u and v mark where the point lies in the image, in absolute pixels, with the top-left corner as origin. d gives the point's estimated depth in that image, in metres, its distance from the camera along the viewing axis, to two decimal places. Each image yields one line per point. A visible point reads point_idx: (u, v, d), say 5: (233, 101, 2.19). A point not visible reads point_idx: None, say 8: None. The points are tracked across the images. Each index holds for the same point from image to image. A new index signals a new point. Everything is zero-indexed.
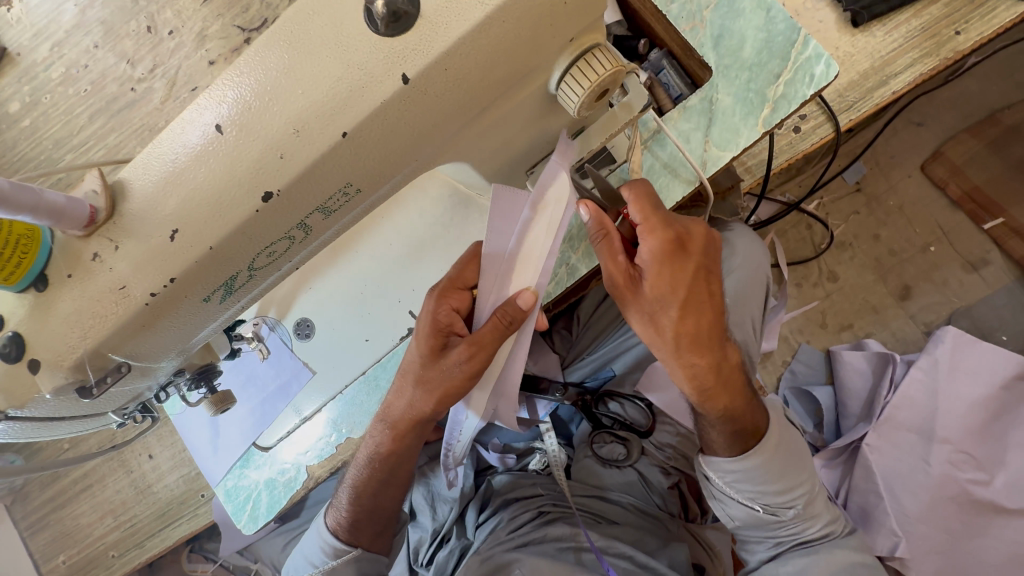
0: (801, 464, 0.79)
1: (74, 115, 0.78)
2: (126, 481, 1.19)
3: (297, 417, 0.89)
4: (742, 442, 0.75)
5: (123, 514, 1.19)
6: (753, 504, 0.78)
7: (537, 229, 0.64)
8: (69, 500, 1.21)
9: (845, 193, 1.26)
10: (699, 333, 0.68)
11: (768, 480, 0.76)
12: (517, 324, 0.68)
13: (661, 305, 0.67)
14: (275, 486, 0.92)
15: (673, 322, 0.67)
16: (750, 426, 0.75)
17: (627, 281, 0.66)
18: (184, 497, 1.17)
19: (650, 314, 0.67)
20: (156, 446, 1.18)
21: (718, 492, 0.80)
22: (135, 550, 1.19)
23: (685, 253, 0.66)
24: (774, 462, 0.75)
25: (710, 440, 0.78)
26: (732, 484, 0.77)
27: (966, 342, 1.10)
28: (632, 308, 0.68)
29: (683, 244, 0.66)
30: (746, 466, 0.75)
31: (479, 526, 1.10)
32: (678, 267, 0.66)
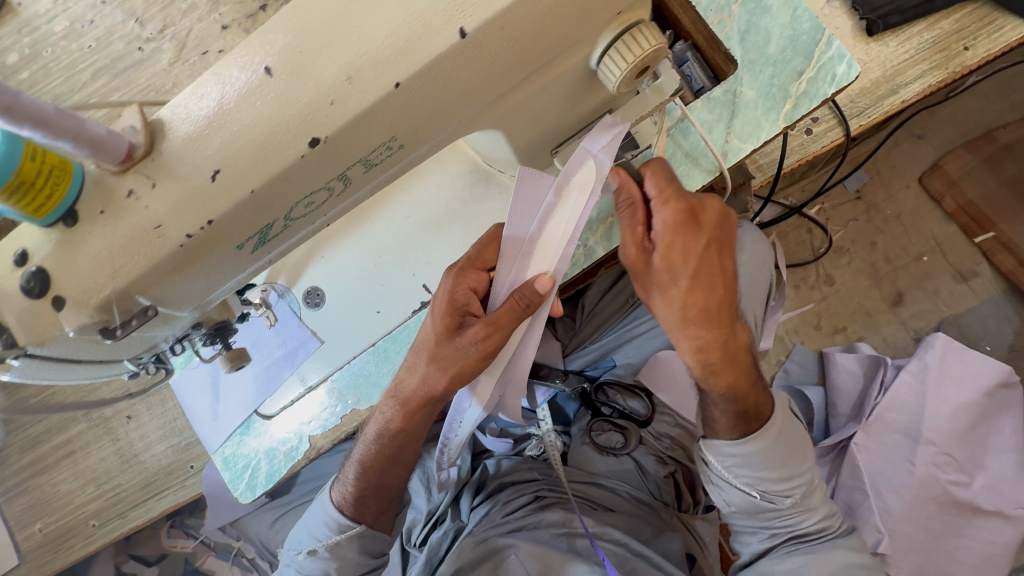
0: (804, 455, 0.81)
1: (75, 70, 0.75)
2: (112, 450, 1.15)
3: (303, 386, 0.88)
4: (745, 425, 0.77)
5: (107, 483, 1.16)
6: (752, 490, 0.80)
7: (561, 213, 0.65)
8: (48, 467, 1.17)
9: (845, 200, 1.30)
10: (710, 306, 0.69)
11: (768, 468, 0.77)
12: (534, 307, 0.67)
13: (672, 277, 0.68)
14: (276, 456, 0.91)
15: (683, 295, 0.68)
16: (752, 409, 0.77)
17: (640, 254, 0.68)
18: (172, 468, 1.15)
19: (660, 287, 0.69)
20: (145, 415, 1.15)
21: (718, 477, 0.82)
22: (117, 520, 1.16)
23: (698, 227, 0.67)
24: (774, 450, 0.77)
25: (714, 423, 0.80)
26: (731, 468, 0.79)
27: (954, 348, 1.14)
28: (643, 278, 0.70)
29: (700, 218, 0.67)
30: (746, 450, 0.76)
31: (473, 509, 1.10)
32: (693, 240, 0.67)
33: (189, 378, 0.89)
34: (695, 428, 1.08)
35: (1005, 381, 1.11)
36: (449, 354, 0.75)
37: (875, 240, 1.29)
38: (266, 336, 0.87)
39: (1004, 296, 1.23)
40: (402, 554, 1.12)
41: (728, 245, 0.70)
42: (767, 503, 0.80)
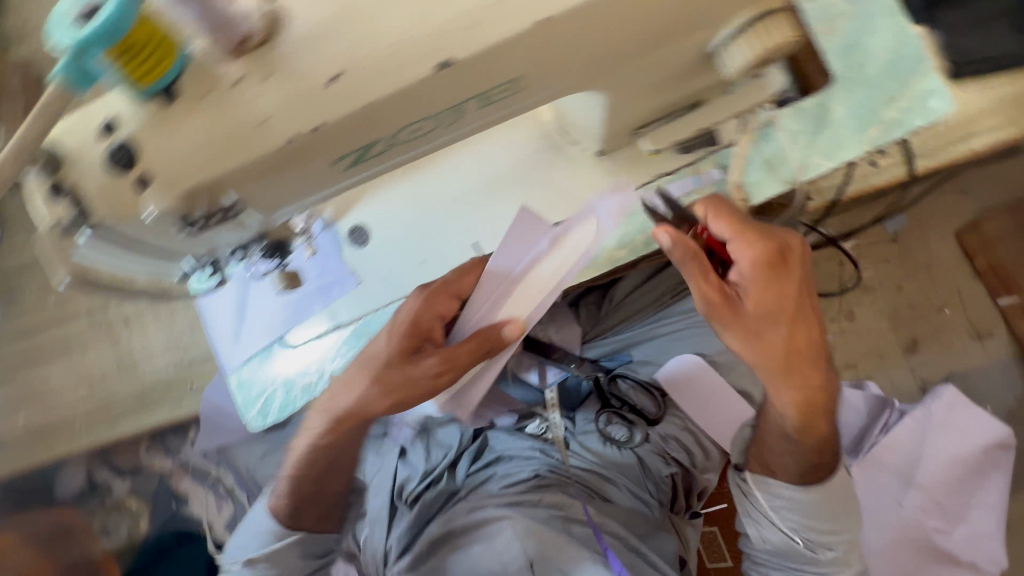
0: (855, 514, 0.87)
1: None
2: (112, 354, 1.12)
3: (333, 322, 0.84)
4: (811, 475, 0.84)
5: (101, 387, 1.13)
6: (795, 535, 0.87)
7: (550, 261, 0.74)
8: (43, 361, 1.14)
9: (881, 240, 1.31)
10: (800, 346, 0.74)
11: (817, 516, 0.85)
12: (494, 352, 0.74)
13: (768, 323, 0.73)
14: (292, 390, 0.87)
15: (781, 338, 0.73)
16: (824, 460, 0.83)
17: (726, 300, 0.73)
18: (170, 384, 1.12)
19: (755, 331, 0.73)
20: (153, 326, 1.13)
21: (759, 512, 0.90)
22: (106, 426, 1.13)
23: (786, 267, 0.73)
24: (830, 502, 0.84)
25: (783, 465, 0.85)
26: (775, 506, 0.87)
27: (963, 403, 1.15)
28: (738, 326, 0.73)
29: (785, 257, 0.73)
30: (802, 496, 0.84)
31: (471, 476, 1.12)
32: (785, 282, 0.73)
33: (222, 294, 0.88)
34: (705, 436, 1.08)
35: (1003, 442, 1.13)
36: (394, 376, 0.76)
37: (902, 285, 1.30)
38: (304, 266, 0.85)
39: (1015, 361, 1.25)
40: (389, 510, 1.11)
41: (807, 276, 0.75)
42: (805, 550, 0.87)
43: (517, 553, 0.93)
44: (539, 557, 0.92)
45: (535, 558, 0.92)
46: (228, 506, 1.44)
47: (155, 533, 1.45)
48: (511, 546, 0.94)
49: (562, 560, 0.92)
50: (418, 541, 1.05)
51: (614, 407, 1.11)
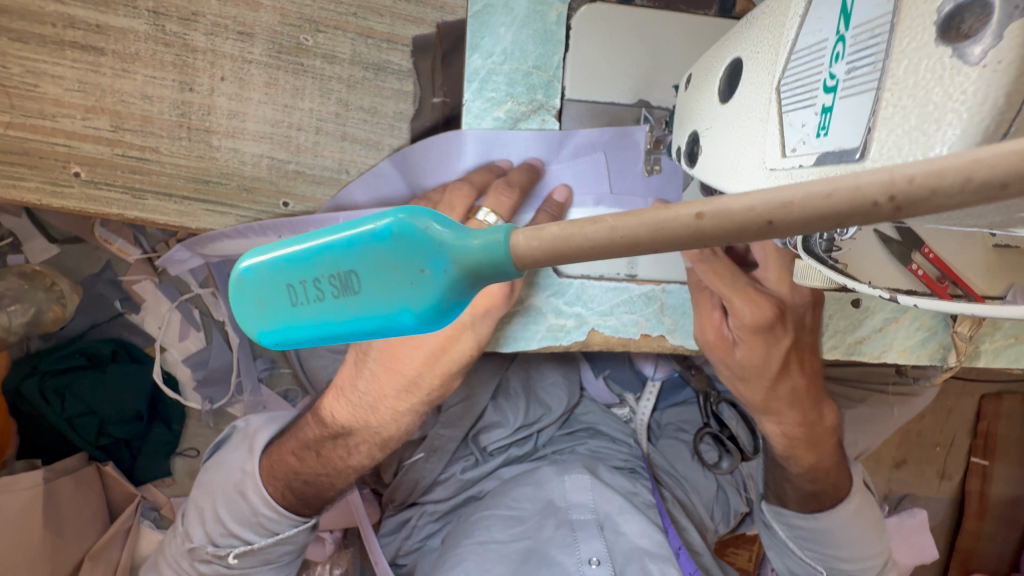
0: (875, 534, 0.79)
1: None
2: (173, 95, 0.71)
3: (626, 272, 0.63)
4: (815, 503, 0.77)
5: (134, 133, 0.72)
6: (818, 565, 0.80)
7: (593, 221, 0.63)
8: (42, 45, 0.68)
9: (994, 375, 1.23)
10: (769, 370, 0.63)
11: (839, 546, 0.78)
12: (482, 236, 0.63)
13: (757, 372, 0.64)
14: (537, 325, 0.64)
15: (761, 391, 0.66)
16: (828, 488, 0.77)
17: (718, 346, 0.62)
18: (251, 186, 0.75)
19: (738, 375, 0.65)
20: (258, 95, 0.72)
21: (780, 544, 0.83)
22: (122, 194, 0.73)
23: (779, 332, 0.60)
24: (850, 529, 0.77)
25: (782, 494, 0.80)
26: (799, 543, 0.80)
27: (943, 534, 1.27)
28: (730, 371, 0.65)
29: (782, 318, 0.60)
30: (820, 525, 0.77)
31: (556, 439, 1.02)
32: (773, 344, 0.61)
33: (518, 147, 0.63)
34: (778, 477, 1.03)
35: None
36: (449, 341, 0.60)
37: (951, 416, 1.26)
38: (615, 167, 0.64)
39: None
40: (459, 443, 0.98)
41: (746, 303, 0.57)
42: None
43: (589, 502, 0.84)
44: (609, 521, 0.83)
45: (604, 519, 0.83)
46: (196, 336, 1.09)
47: (77, 329, 1.04)
48: (586, 493, 0.85)
49: (633, 535, 0.81)
50: (488, 484, 0.96)
51: (714, 429, 0.97)
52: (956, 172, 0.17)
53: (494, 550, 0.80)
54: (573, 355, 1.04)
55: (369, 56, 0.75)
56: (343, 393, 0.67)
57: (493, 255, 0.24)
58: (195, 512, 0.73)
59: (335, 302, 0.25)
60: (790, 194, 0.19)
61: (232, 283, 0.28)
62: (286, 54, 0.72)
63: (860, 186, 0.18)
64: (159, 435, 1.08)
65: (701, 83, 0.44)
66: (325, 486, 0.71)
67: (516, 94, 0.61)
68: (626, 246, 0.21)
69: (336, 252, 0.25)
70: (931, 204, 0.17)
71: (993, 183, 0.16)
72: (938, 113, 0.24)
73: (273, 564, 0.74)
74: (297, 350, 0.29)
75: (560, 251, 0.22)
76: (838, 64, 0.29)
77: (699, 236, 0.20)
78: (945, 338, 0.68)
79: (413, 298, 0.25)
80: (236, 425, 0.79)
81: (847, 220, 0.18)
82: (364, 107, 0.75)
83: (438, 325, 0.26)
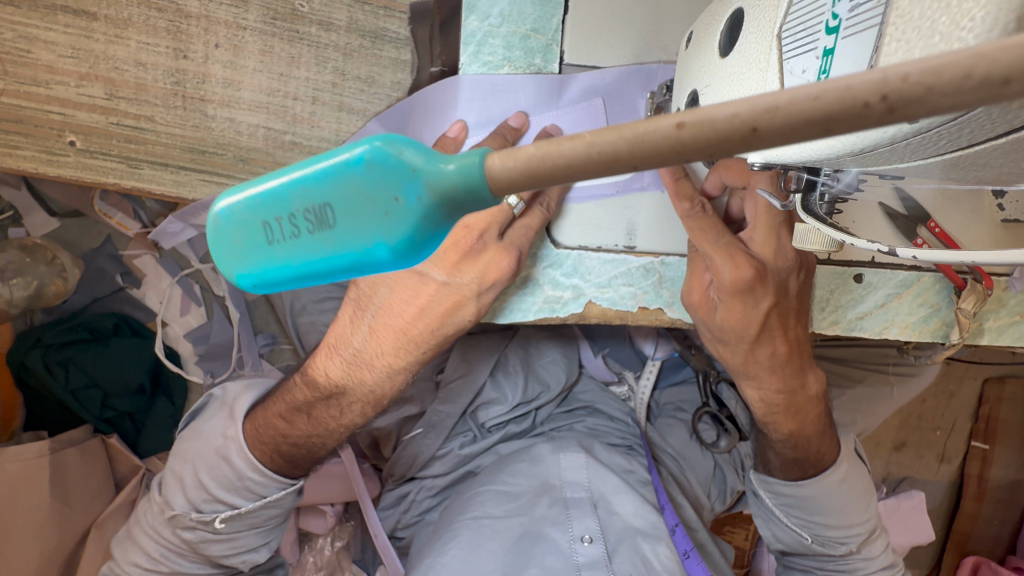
0: (862, 501, 0.79)
1: None
2: (168, 62, 0.70)
3: (625, 242, 0.63)
4: (798, 469, 0.77)
5: (130, 102, 0.71)
6: (804, 532, 0.80)
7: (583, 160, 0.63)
8: (35, 10, 0.67)
9: (998, 359, 1.22)
10: (748, 334, 0.62)
11: (824, 512, 0.78)
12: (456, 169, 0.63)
13: (740, 336, 0.62)
14: (533, 297, 0.63)
15: (741, 353, 0.65)
16: (813, 454, 0.77)
17: (701, 307, 0.61)
18: (247, 156, 0.74)
19: (717, 337, 0.64)
20: (252, 62, 0.71)
21: (766, 512, 0.83)
22: (119, 163, 0.73)
23: (761, 290, 0.59)
24: (836, 496, 0.77)
25: (766, 462, 0.80)
26: (784, 510, 0.80)
27: (940, 517, 1.27)
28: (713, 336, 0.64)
29: (763, 278, 0.59)
30: (804, 492, 0.77)
31: (554, 417, 1.02)
32: (752, 306, 0.60)
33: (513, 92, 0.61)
34: None
35: (977, 563, 1.18)
36: (437, 296, 0.60)
37: (953, 400, 1.25)
38: (613, 111, 0.63)
39: None
40: (457, 419, 0.98)
41: (727, 260, 0.57)
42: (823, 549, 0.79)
43: (583, 481, 0.85)
44: (603, 500, 0.83)
45: (598, 498, 0.83)
46: (196, 311, 1.09)
47: (79, 303, 1.05)
48: (580, 471, 0.86)
49: (627, 514, 0.81)
50: (485, 460, 0.97)
51: (713, 408, 0.97)
52: (958, 67, 0.16)
53: (486, 526, 0.80)
54: (573, 332, 1.04)
55: (366, 24, 0.73)
56: (334, 350, 0.67)
57: (469, 180, 0.23)
58: (174, 479, 0.72)
59: (310, 237, 0.25)
60: (777, 98, 0.18)
61: (210, 224, 0.28)
62: (280, 21, 0.71)
63: (852, 87, 0.17)
64: (161, 409, 1.09)
65: (700, 41, 0.43)
66: (317, 448, 0.71)
67: (514, 58, 0.61)
68: (605, 164, 0.20)
69: (311, 185, 0.25)
70: (927, 105, 0.16)
71: (995, 79, 0.16)
72: (944, 43, 0.23)
73: (259, 528, 0.75)
74: (275, 294, 0.28)
75: (536, 170, 0.21)
76: (842, 3, 0.28)
77: (681, 148, 0.19)
78: (949, 314, 0.67)
79: (388, 229, 0.24)
80: (212, 394, 0.79)
81: (838, 124, 0.18)
82: (361, 77, 0.74)
83: (416, 261, 0.26)
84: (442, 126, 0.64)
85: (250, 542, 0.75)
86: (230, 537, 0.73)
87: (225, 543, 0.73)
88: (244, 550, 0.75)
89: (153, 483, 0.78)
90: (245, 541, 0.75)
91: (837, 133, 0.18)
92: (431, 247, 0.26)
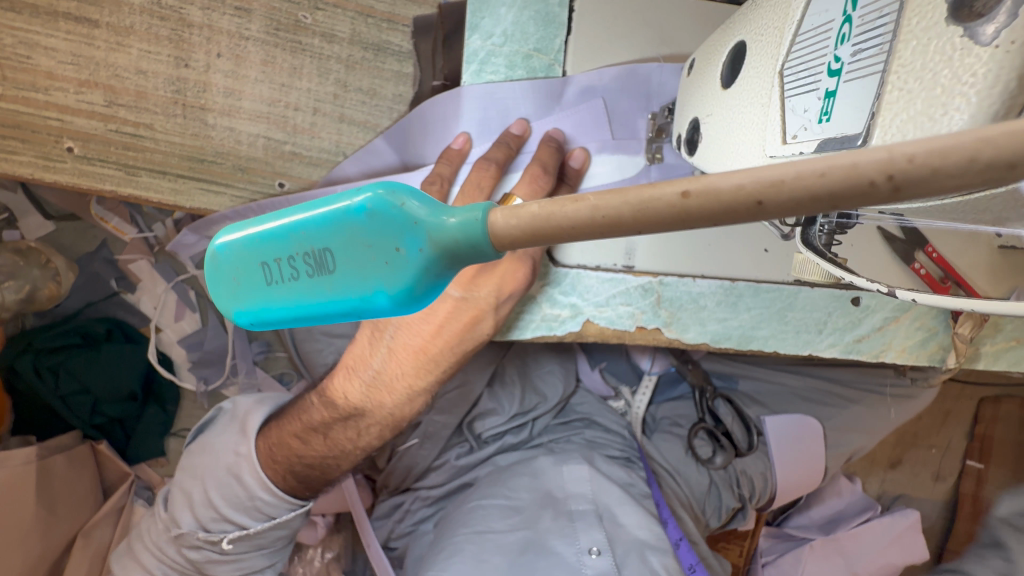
0: None
1: None
2: (168, 70, 0.70)
3: (624, 262, 0.63)
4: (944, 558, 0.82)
5: (130, 109, 0.71)
6: None
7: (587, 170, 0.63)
8: (35, 16, 0.67)
9: (992, 378, 1.22)
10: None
11: None
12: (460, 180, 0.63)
13: None
14: (532, 314, 0.64)
15: None
16: None
17: None
18: (246, 166, 0.74)
19: None
20: (254, 72, 0.71)
21: None
22: (116, 169, 0.72)
23: None
24: None
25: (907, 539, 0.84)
26: None
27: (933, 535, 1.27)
28: None
29: None
30: None
31: (551, 428, 1.02)
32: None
33: (514, 102, 0.62)
34: (775, 483, 1.02)
35: None
36: (456, 318, 0.60)
37: (947, 419, 1.25)
38: (615, 112, 0.63)
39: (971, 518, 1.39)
40: (454, 431, 0.98)
41: None
42: None
43: (587, 493, 0.84)
44: (608, 512, 0.82)
45: (603, 509, 0.82)
46: (191, 317, 1.09)
47: (72, 307, 1.04)
48: (584, 483, 0.85)
49: (631, 526, 0.80)
50: (482, 470, 0.95)
51: (708, 425, 0.97)
52: (963, 151, 0.16)
53: (492, 540, 0.78)
54: (570, 346, 1.05)
55: (369, 37, 0.73)
56: (353, 371, 0.66)
57: (470, 235, 0.23)
58: (182, 496, 0.72)
59: (309, 282, 0.25)
60: (781, 172, 0.18)
61: (211, 262, 0.28)
62: (283, 32, 0.71)
63: (858, 165, 0.17)
64: (151, 417, 1.09)
65: (702, 69, 0.43)
66: (331, 470, 0.71)
67: (516, 77, 0.61)
68: (607, 226, 0.21)
69: (311, 229, 0.25)
70: (933, 185, 0.17)
71: (1001, 164, 0.16)
72: (945, 98, 0.23)
73: (266, 550, 0.75)
74: (272, 329, 0.28)
75: (537, 231, 0.21)
76: (843, 46, 0.28)
77: (684, 216, 0.19)
78: (946, 339, 0.67)
79: (388, 279, 0.24)
80: (223, 407, 0.79)
81: (843, 201, 0.18)
82: (363, 88, 0.74)
83: (416, 308, 0.26)
84: (444, 139, 0.66)
85: (256, 563, 0.74)
86: (236, 559, 0.72)
87: (231, 564, 0.72)
88: (249, 571, 0.74)
89: (159, 498, 0.78)
90: (252, 562, 0.74)
91: (843, 208, 0.18)
92: (432, 295, 0.25)
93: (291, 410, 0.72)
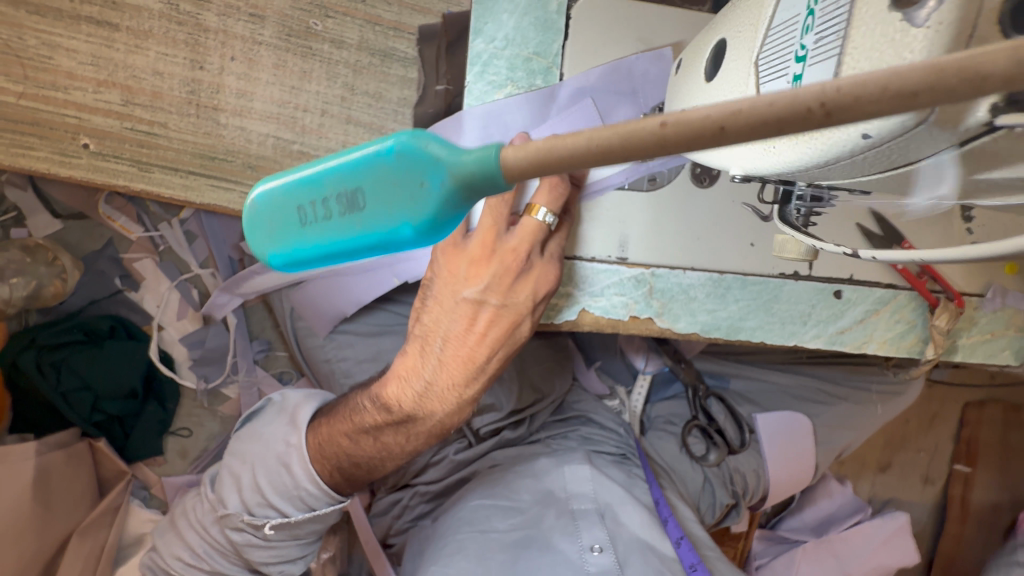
0: None
1: None
2: (184, 71, 0.73)
3: (618, 253, 0.66)
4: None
5: (146, 108, 0.74)
6: None
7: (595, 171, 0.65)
8: (59, 20, 0.70)
9: (977, 381, 1.26)
10: None
11: None
12: None
13: None
14: None
15: None
16: None
17: None
18: (255, 163, 0.77)
19: None
20: (266, 75, 0.75)
21: None
22: (130, 166, 0.75)
23: None
24: None
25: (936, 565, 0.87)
26: None
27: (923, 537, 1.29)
28: None
29: None
30: None
31: (548, 424, 1.04)
32: None
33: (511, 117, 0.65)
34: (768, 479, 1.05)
35: None
36: (497, 324, 0.62)
37: (935, 421, 1.28)
38: (605, 111, 0.66)
39: None
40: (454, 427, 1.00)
41: None
42: None
43: (589, 492, 0.85)
44: (609, 511, 0.83)
45: (604, 509, 0.83)
46: (193, 316, 1.11)
47: (75, 304, 1.06)
48: (586, 482, 0.86)
49: (634, 526, 0.82)
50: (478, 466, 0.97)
51: (701, 422, 1.00)
52: (877, 80, 0.19)
53: (495, 539, 0.79)
54: (566, 345, 1.09)
55: (376, 43, 0.77)
56: (405, 380, 0.65)
57: (485, 168, 0.26)
58: (230, 478, 0.75)
59: (343, 220, 0.29)
60: (739, 102, 0.21)
61: (256, 211, 0.32)
62: (294, 37, 0.75)
63: (798, 95, 0.20)
64: (151, 414, 1.09)
65: (688, 66, 0.47)
66: (374, 469, 0.72)
67: (516, 78, 0.65)
68: (601, 155, 0.24)
69: (344, 173, 0.29)
70: (857, 109, 0.20)
71: (907, 93, 0.19)
72: None
73: (299, 541, 0.76)
74: (304, 270, 0.32)
75: (542, 161, 0.25)
76: (808, 35, 0.32)
77: (663, 143, 0.22)
78: (924, 331, 0.70)
79: (412, 211, 0.28)
80: (271, 399, 0.81)
81: (789, 126, 0.21)
82: (369, 92, 0.78)
83: (437, 240, 0.30)
84: None
85: (289, 553, 0.76)
86: (271, 545, 0.74)
87: (268, 550, 0.74)
88: (282, 560, 0.76)
89: (205, 478, 0.81)
90: (285, 551, 0.76)
91: (788, 133, 0.21)
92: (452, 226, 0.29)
93: (338, 414, 0.72)
